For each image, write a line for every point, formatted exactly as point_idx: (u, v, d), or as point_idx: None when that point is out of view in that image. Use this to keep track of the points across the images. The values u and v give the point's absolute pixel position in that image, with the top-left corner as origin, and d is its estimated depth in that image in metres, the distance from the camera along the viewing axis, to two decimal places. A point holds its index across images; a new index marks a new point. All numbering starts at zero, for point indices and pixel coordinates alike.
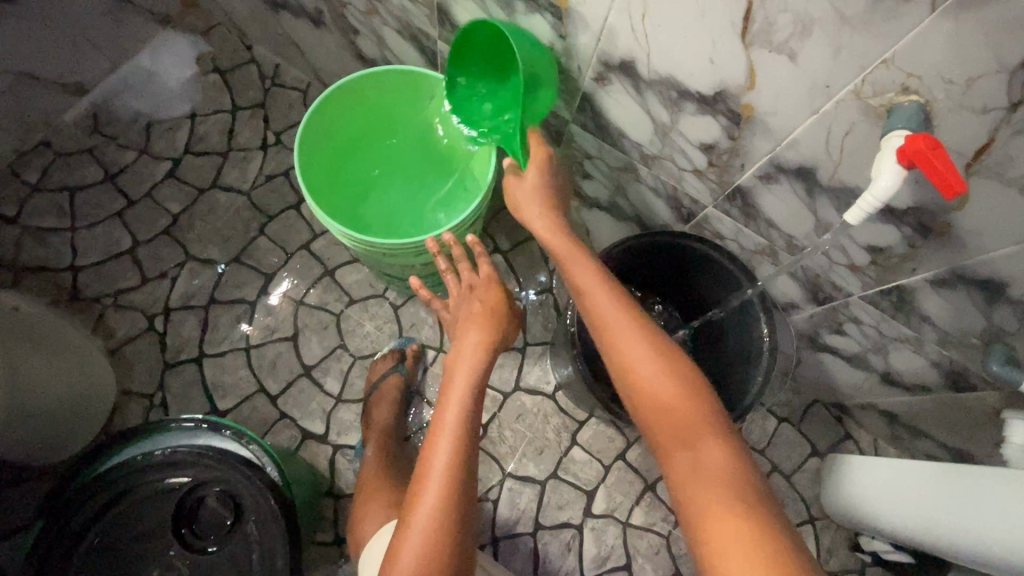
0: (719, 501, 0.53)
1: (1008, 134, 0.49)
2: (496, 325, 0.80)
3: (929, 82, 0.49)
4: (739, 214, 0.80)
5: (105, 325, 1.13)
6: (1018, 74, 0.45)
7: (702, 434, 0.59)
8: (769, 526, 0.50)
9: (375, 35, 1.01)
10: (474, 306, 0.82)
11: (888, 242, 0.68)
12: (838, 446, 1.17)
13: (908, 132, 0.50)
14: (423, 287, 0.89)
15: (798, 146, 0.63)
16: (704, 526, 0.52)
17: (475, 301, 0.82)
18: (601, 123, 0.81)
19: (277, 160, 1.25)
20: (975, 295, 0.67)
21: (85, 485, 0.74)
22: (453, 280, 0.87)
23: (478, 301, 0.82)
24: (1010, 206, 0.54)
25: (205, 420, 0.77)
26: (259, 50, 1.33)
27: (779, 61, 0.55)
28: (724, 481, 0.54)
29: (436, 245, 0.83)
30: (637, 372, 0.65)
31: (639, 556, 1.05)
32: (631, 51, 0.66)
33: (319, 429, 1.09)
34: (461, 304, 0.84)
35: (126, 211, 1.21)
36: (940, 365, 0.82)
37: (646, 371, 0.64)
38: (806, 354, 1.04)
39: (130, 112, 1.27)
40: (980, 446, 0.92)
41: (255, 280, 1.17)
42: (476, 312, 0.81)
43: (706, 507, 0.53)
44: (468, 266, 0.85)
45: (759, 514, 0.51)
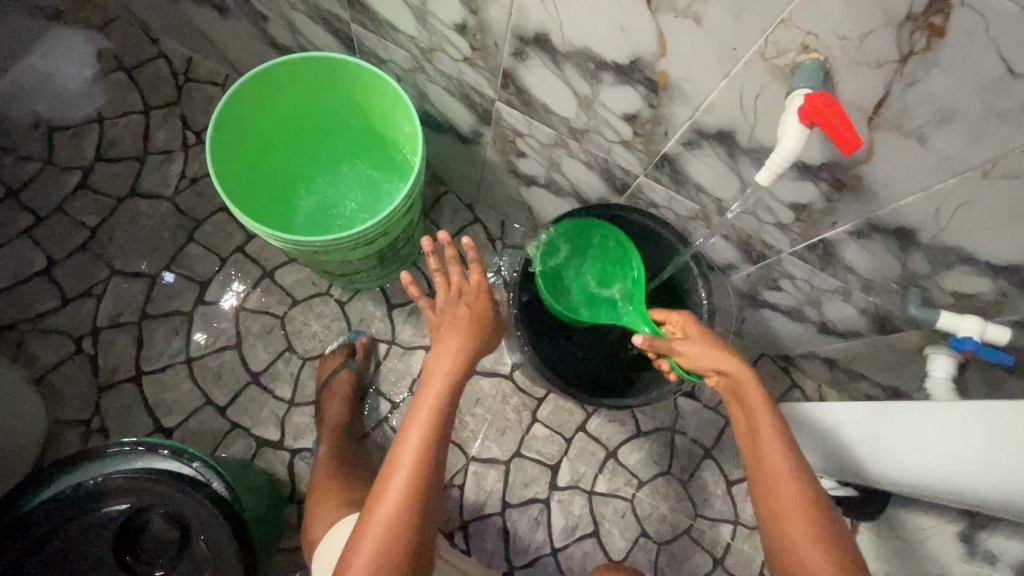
0: None
1: (902, 86, 0.50)
2: (477, 332, 0.78)
3: (826, 40, 0.50)
4: (669, 182, 0.80)
5: (28, 353, 1.06)
6: (905, 25, 0.45)
7: None
8: None
9: (285, 21, 0.95)
10: (461, 311, 0.79)
11: (808, 198, 0.69)
12: (786, 395, 1.22)
13: (808, 91, 0.51)
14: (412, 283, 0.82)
15: (715, 111, 0.63)
16: None
17: (462, 307, 0.79)
18: (526, 99, 0.79)
19: (199, 161, 1.18)
20: (890, 243, 0.70)
21: (15, 523, 0.70)
22: (441, 282, 0.80)
23: (466, 308, 0.79)
24: (912, 155, 0.56)
25: (142, 442, 0.74)
26: (166, 43, 1.23)
27: (685, 25, 0.55)
28: None
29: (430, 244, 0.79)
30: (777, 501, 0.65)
31: (606, 522, 1.08)
32: (544, 24, 0.64)
33: (274, 436, 1.06)
34: (446, 308, 0.81)
35: (36, 228, 1.12)
36: (867, 311, 0.86)
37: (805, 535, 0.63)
38: (749, 311, 1.07)
39: (28, 120, 1.17)
40: (910, 382, 0.97)
41: (190, 289, 1.11)
42: (460, 318, 0.78)
43: None
44: (459, 270, 0.80)
45: None
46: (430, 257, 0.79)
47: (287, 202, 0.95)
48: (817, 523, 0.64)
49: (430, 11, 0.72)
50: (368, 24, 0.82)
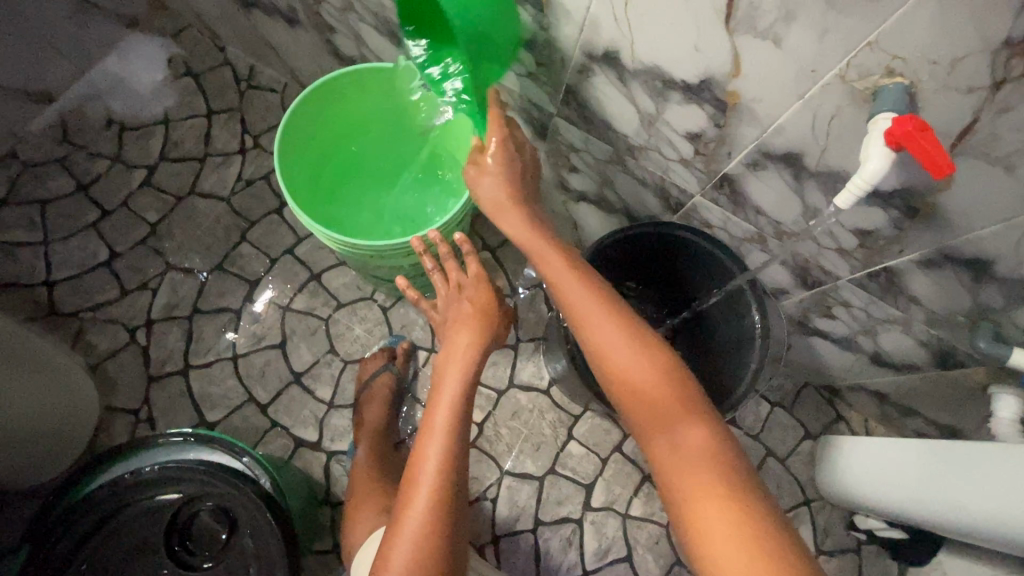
0: (698, 476, 0.55)
1: (992, 113, 0.49)
2: (486, 325, 0.78)
3: (914, 64, 0.49)
4: (727, 202, 0.80)
5: (86, 340, 1.10)
6: (1001, 52, 0.45)
7: (682, 419, 0.61)
8: (750, 506, 0.52)
9: (351, 32, 0.98)
10: (464, 308, 0.80)
11: (876, 224, 0.68)
12: (831, 428, 1.18)
13: (894, 115, 0.50)
14: (410, 287, 0.87)
15: (785, 132, 0.63)
16: (691, 510, 0.54)
17: (463, 301, 0.81)
18: (586, 114, 0.80)
19: (256, 164, 1.22)
20: (961, 274, 0.67)
21: (75, 503, 0.73)
22: (439, 279, 0.84)
23: (467, 303, 0.80)
24: (995, 185, 0.55)
25: (196, 434, 0.76)
26: (232, 52, 1.29)
27: (764, 46, 0.55)
28: (705, 460, 0.57)
29: (422, 245, 0.81)
30: (600, 346, 0.67)
31: (640, 546, 1.06)
32: (614, 41, 0.65)
33: (313, 436, 1.07)
34: (449, 306, 0.82)
35: (100, 222, 1.17)
36: (928, 344, 0.83)
37: (618, 350, 0.66)
38: (797, 338, 1.05)
39: (101, 119, 1.23)
40: (969, 422, 0.93)
41: (240, 287, 1.14)
42: (465, 314, 0.79)
43: (688, 486, 0.55)
44: (454, 264, 0.82)
45: (741, 497, 0.53)
46: (423, 256, 0.82)
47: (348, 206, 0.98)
48: (631, 337, 0.67)
49: None
50: None
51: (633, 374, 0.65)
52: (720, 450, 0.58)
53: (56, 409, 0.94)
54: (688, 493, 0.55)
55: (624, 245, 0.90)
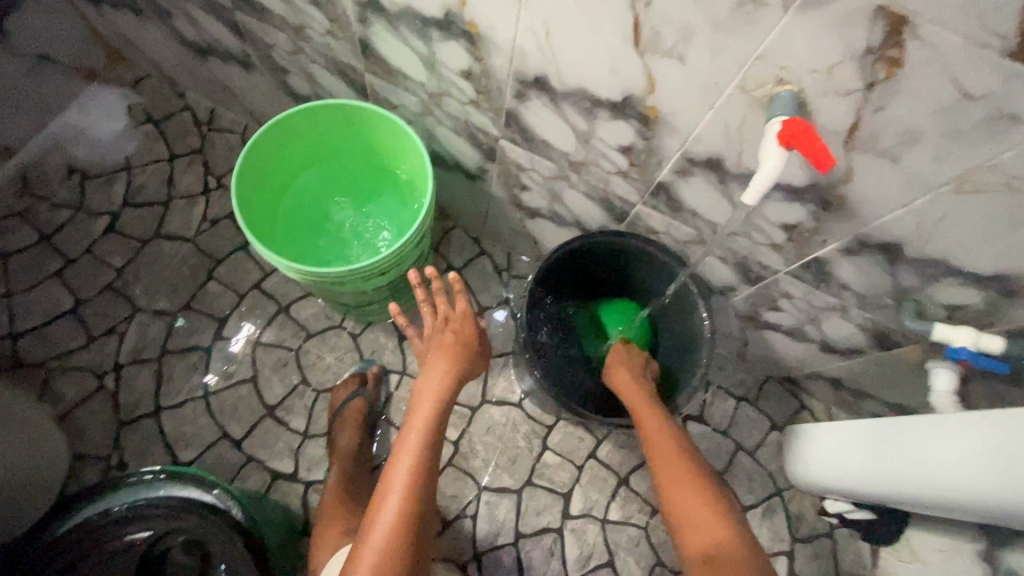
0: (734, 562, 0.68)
1: (871, 111, 0.55)
2: (461, 356, 0.83)
3: (798, 73, 0.55)
4: (666, 208, 0.85)
5: (53, 390, 1.10)
6: (866, 59, 0.51)
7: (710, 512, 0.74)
8: None
9: (304, 73, 1.03)
10: (446, 337, 0.85)
11: (797, 218, 0.74)
12: (795, 417, 1.22)
13: (785, 117, 0.56)
14: (400, 314, 0.90)
15: (703, 140, 0.68)
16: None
17: (447, 332, 0.86)
18: (528, 136, 0.85)
19: (220, 204, 1.25)
20: (879, 258, 0.73)
21: (43, 551, 0.73)
22: (427, 310, 0.88)
23: (451, 334, 0.85)
24: (887, 175, 0.61)
25: (164, 470, 0.77)
26: (192, 97, 1.33)
27: (671, 65, 0.61)
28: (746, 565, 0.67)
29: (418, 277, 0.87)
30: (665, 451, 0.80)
31: (620, 550, 1.07)
32: (542, 68, 0.71)
33: (289, 468, 1.08)
34: (433, 335, 0.87)
35: (64, 271, 1.18)
36: (865, 327, 0.88)
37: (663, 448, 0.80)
38: (752, 332, 1.10)
39: (62, 170, 1.25)
40: (916, 399, 0.98)
41: (209, 325, 1.16)
42: (447, 344, 0.84)
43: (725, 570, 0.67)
44: (444, 299, 0.88)
45: None
46: (417, 287, 0.87)
47: (295, 229, 1.00)
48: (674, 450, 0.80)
49: (438, 59, 0.79)
50: (381, 74, 0.89)
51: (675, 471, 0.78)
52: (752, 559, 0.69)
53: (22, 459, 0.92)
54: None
55: (578, 255, 0.94)
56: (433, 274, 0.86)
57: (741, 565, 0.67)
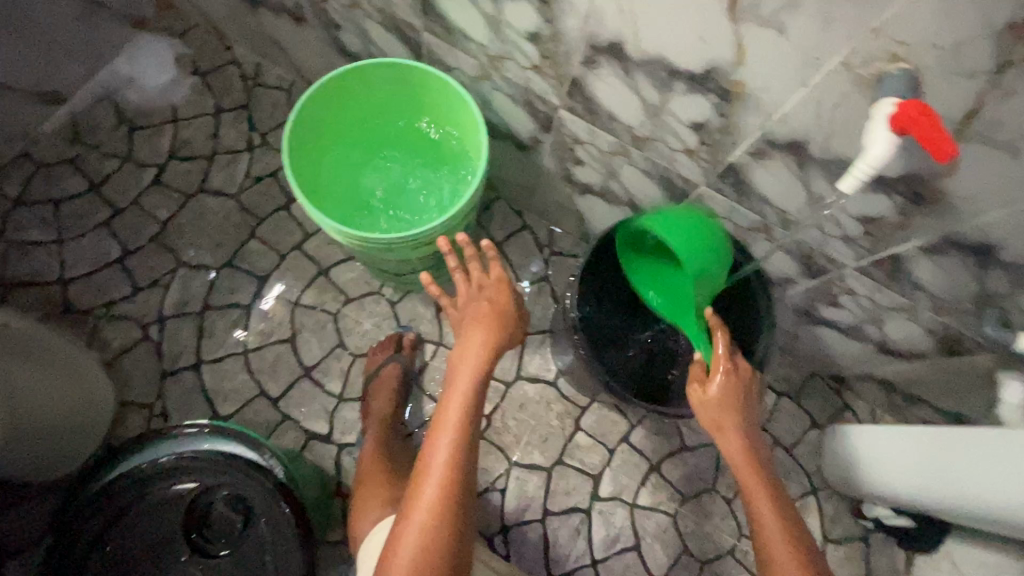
0: (785, 538, 0.72)
1: (996, 97, 0.49)
2: (499, 327, 0.81)
3: (917, 49, 0.49)
4: (732, 192, 0.80)
5: (100, 337, 1.12)
6: (1005, 35, 0.45)
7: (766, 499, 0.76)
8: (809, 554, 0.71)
9: (357, 29, 0.99)
10: (483, 307, 0.83)
11: (881, 211, 0.68)
12: (837, 417, 1.18)
13: (897, 100, 0.51)
14: (432, 283, 0.88)
15: (789, 121, 0.63)
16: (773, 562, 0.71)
17: (482, 301, 0.84)
18: (591, 107, 0.80)
19: (264, 162, 1.24)
20: (967, 259, 0.68)
21: (92, 496, 0.76)
22: (461, 278, 0.87)
23: (486, 302, 0.84)
24: (998, 169, 0.55)
25: (209, 425, 0.79)
26: (239, 50, 1.30)
27: (768, 35, 0.55)
28: (790, 530, 0.73)
29: (447, 244, 0.84)
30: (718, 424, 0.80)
31: (648, 536, 1.07)
32: (619, 32, 0.66)
33: (323, 429, 1.09)
34: (469, 303, 0.85)
35: (113, 220, 1.19)
36: (934, 331, 0.83)
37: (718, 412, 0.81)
38: (803, 328, 1.05)
39: (111, 119, 1.25)
40: (976, 408, 0.94)
41: (250, 283, 1.16)
42: (482, 313, 0.82)
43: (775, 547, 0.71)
44: (477, 264, 0.86)
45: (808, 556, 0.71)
46: (448, 255, 0.85)
47: (337, 191, 0.98)
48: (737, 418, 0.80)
49: (505, 20, 0.75)
50: (439, 33, 0.85)
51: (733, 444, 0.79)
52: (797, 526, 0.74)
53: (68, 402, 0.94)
54: (777, 549, 0.71)
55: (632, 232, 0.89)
56: (463, 242, 0.84)
57: (789, 523, 0.73)
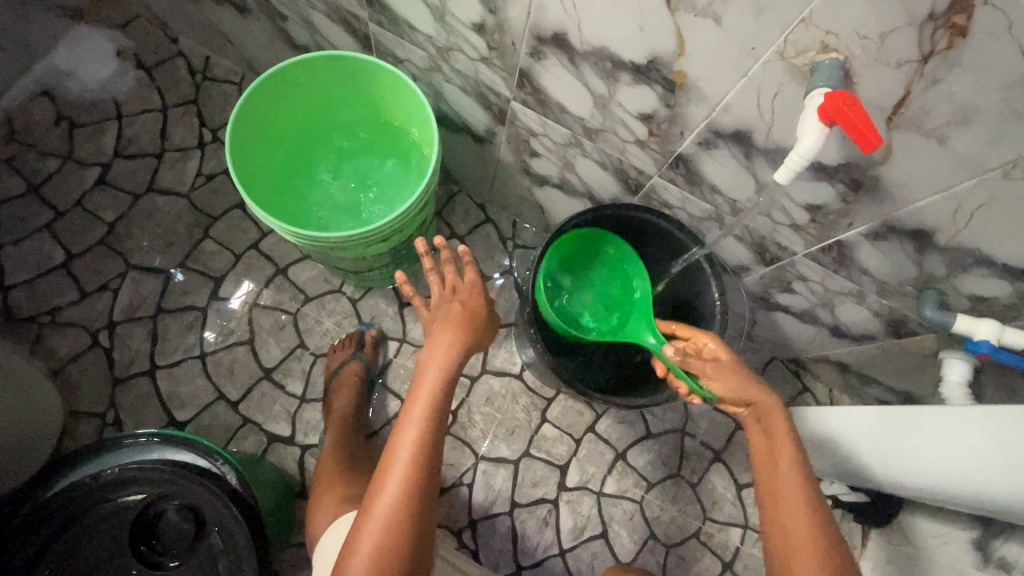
0: None
1: (922, 86, 0.50)
2: (469, 327, 0.80)
3: (846, 39, 0.50)
4: (684, 182, 0.80)
5: (45, 345, 1.08)
6: (928, 25, 0.46)
7: None
8: None
9: (304, 21, 0.96)
10: (454, 308, 0.82)
11: (824, 199, 0.69)
12: (797, 399, 1.21)
13: (828, 91, 0.52)
14: (406, 282, 0.88)
15: (732, 111, 0.64)
16: None
17: (455, 302, 0.83)
18: (542, 99, 0.79)
19: (215, 159, 1.20)
20: (906, 244, 0.69)
21: (38, 509, 0.74)
22: (434, 280, 0.86)
23: (459, 304, 0.83)
24: (929, 156, 0.56)
25: (159, 433, 0.76)
26: (185, 43, 1.25)
27: (704, 25, 0.55)
28: None
29: (425, 245, 0.86)
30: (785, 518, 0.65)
31: (614, 523, 1.08)
32: (562, 22, 0.65)
33: (285, 431, 1.07)
34: (442, 305, 0.84)
35: (55, 223, 1.14)
36: (881, 314, 0.86)
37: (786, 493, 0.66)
38: (761, 314, 1.07)
39: (50, 117, 1.19)
40: (924, 387, 0.97)
41: (204, 285, 1.13)
42: (454, 313, 0.81)
43: None
44: (453, 270, 0.85)
45: None
46: (424, 257, 0.85)
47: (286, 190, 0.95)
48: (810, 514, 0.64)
49: (450, 10, 0.73)
50: (386, 24, 0.83)
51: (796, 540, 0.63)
52: None
53: (0, 413, 0.88)
54: None
55: (573, 236, 0.91)
56: (442, 244, 0.84)
57: None
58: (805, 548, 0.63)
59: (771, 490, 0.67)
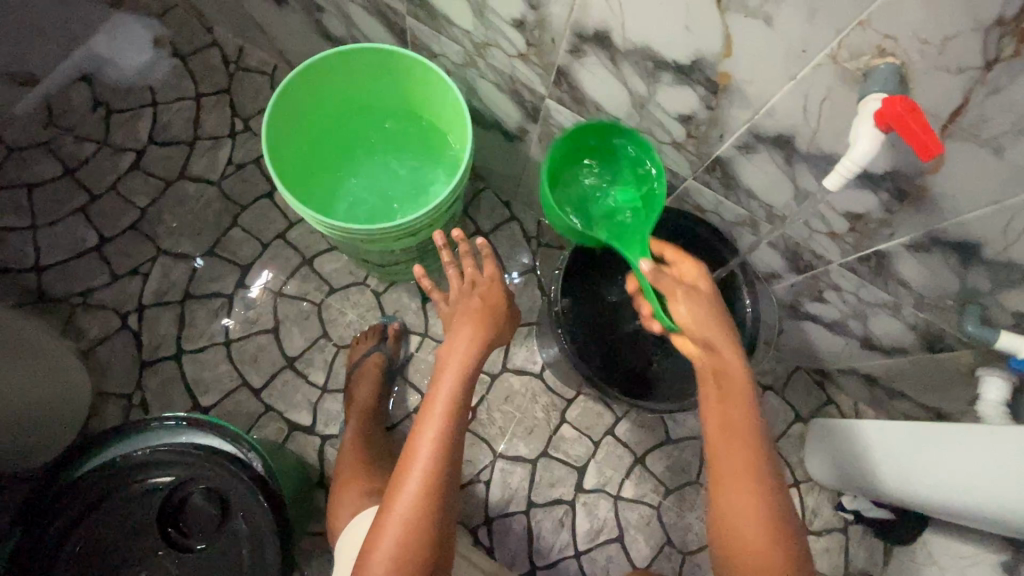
0: None
1: (982, 94, 0.49)
2: (489, 322, 0.79)
3: (905, 43, 0.48)
4: (719, 186, 0.79)
5: (77, 325, 1.10)
6: (993, 30, 0.44)
7: None
8: None
9: (340, 14, 0.97)
10: (473, 302, 0.81)
11: (866, 208, 0.68)
12: (821, 411, 1.19)
13: (885, 96, 0.50)
14: (425, 276, 0.88)
15: (776, 115, 0.62)
16: None
17: (474, 297, 0.82)
18: (578, 96, 0.79)
19: (246, 148, 1.21)
20: (950, 257, 0.68)
21: (67, 487, 0.75)
22: (454, 273, 0.85)
23: (478, 299, 0.82)
24: (983, 167, 0.55)
25: (188, 417, 0.76)
26: (220, 33, 1.26)
27: (755, 26, 0.54)
28: None
29: (444, 238, 0.84)
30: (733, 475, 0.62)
31: (630, 527, 1.07)
32: (605, 20, 0.64)
33: (306, 421, 1.08)
34: (461, 299, 0.83)
35: (90, 206, 1.16)
36: (916, 327, 0.84)
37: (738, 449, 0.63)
38: (789, 322, 1.05)
39: (88, 103, 1.21)
40: (956, 404, 0.94)
41: (231, 272, 1.14)
42: (473, 308, 0.80)
43: None
44: (471, 262, 0.86)
45: None
46: (444, 250, 0.84)
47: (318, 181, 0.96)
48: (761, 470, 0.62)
49: (490, 6, 0.73)
50: (424, 18, 0.83)
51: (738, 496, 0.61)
52: None
53: (36, 390, 0.91)
54: None
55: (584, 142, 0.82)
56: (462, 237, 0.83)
57: None
58: (747, 502, 0.60)
59: (726, 442, 0.64)
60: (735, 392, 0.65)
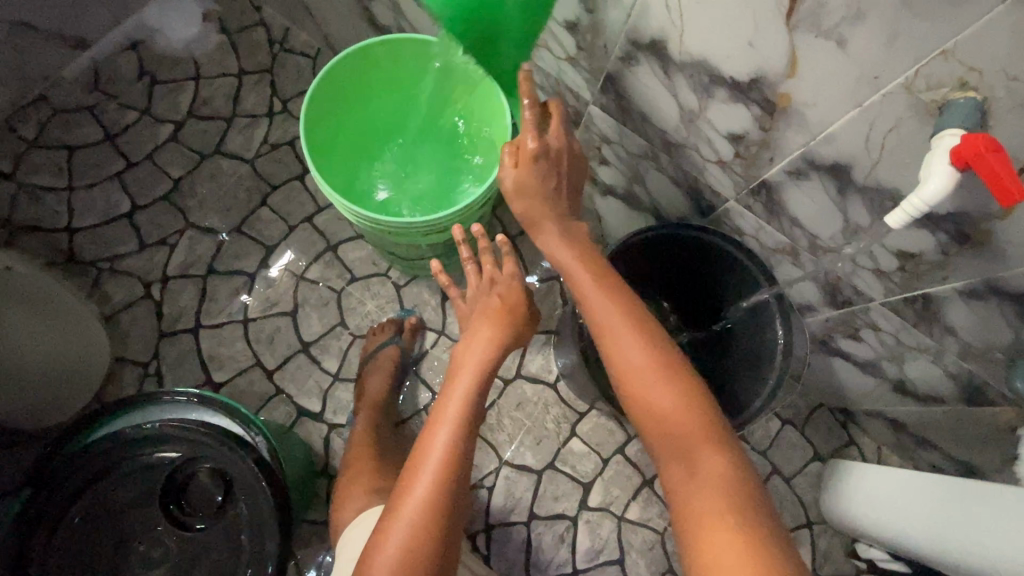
0: (706, 494, 0.55)
1: None
2: (510, 323, 0.77)
3: (990, 78, 0.45)
4: (762, 210, 0.76)
5: (102, 290, 1.11)
6: None
7: (699, 445, 0.59)
8: (766, 535, 0.51)
9: (390, 2, 0.96)
10: (491, 302, 0.79)
11: (920, 248, 0.64)
12: (841, 451, 1.14)
13: (962, 133, 0.47)
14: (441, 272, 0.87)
15: (835, 143, 0.59)
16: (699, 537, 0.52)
17: (493, 296, 0.80)
18: (624, 105, 0.77)
19: (282, 129, 1.21)
20: (1007, 308, 0.64)
21: (77, 454, 0.75)
22: (472, 269, 0.84)
23: (496, 297, 0.79)
24: None
25: (196, 394, 0.77)
26: (268, 13, 1.27)
27: (825, 48, 0.51)
28: (721, 486, 0.55)
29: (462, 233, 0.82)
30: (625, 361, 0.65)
31: (632, 550, 1.04)
32: (663, 29, 0.62)
33: (316, 407, 1.07)
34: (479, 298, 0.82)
35: (126, 173, 1.17)
36: (957, 377, 0.79)
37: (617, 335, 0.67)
38: (817, 357, 1.01)
39: (134, 72, 1.23)
40: (990, 461, 0.90)
41: (256, 251, 1.14)
42: (491, 309, 0.78)
43: (697, 509, 0.54)
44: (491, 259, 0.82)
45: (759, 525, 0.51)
46: (462, 245, 0.82)
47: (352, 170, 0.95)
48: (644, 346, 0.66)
49: None
50: None
51: (634, 371, 0.65)
52: (736, 473, 0.56)
53: (42, 348, 0.93)
54: (694, 514, 0.54)
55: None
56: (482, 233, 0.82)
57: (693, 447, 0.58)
58: (643, 376, 0.64)
59: (609, 337, 0.67)
60: (597, 284, 0.70)
